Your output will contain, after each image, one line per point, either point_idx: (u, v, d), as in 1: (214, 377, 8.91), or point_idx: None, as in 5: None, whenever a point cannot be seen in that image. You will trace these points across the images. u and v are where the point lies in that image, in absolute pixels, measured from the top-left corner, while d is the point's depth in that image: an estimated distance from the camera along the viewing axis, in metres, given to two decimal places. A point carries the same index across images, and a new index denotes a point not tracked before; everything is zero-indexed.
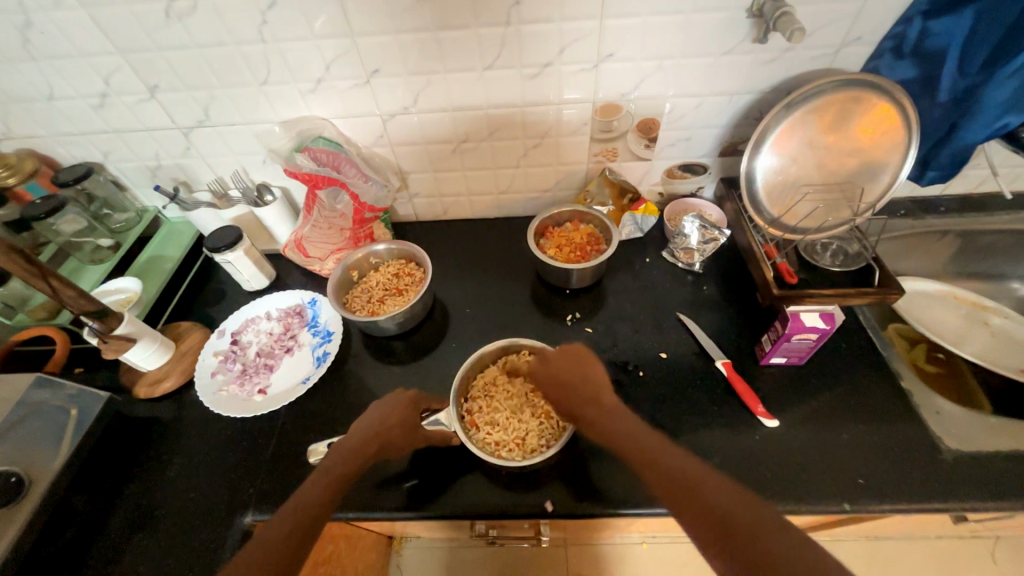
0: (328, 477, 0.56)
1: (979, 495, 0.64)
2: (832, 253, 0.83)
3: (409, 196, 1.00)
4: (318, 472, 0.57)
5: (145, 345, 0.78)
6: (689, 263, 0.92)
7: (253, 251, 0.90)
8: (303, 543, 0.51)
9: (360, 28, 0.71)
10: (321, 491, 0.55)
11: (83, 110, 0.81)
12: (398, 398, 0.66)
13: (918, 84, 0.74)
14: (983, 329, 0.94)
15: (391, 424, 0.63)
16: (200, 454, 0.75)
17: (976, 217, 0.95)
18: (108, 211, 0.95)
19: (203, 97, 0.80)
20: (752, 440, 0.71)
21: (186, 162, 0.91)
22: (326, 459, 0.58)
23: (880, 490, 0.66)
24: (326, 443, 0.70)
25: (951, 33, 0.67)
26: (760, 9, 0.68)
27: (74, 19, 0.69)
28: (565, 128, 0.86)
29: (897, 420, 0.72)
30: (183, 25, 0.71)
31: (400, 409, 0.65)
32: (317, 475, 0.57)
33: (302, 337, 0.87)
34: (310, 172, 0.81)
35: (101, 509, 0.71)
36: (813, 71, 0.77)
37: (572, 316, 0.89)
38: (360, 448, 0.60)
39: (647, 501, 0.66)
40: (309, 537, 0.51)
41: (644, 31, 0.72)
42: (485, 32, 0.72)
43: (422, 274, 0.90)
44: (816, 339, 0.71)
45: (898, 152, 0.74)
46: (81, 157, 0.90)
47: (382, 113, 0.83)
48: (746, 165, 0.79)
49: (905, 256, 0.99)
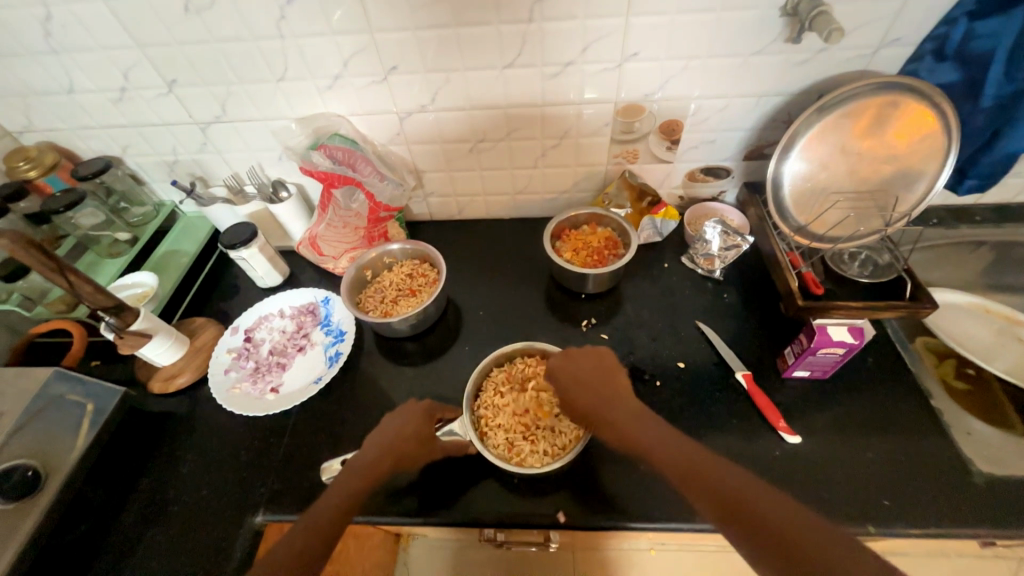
0: (344, 492, 0.56)
1: (1011, 522, 0.62)
2: (861, 263, 0.80)
3: (424, 195, 0.99)
4: (335, 487, 0.56)
5: (160, 341, 0.78)
6: (709, 270, 0.89)
7: (268, 248, 0.90)
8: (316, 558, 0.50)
9: (379, 25, 0.70)
10: (336, 507, 0.54)
11: (103, 104, 0.81)
12: (413, 408, 0.66)
13: (960, 88, 0.70)
14: (1016, 345, 0.90)
15: (407, 438, 0.62)
16: (213, 451, 0.76)
17: (1013, 227, 0.91)
18: (126, 205, 0.95)
19: (220, 93, 0.80)
20: (771, 455, 0.69)
21: (203, 157, 0.91)
22: (342, 473, 0.58)
23: (906, 512, 0.63)
24: (339, 461, 0.69)
25: (998, 35, 0.63)
26: (794, 8, 0.65)
27: (95, 13, 0.69)
28: (585, 129, 0.84)
29: (925, 439, 0.70)
30: (202, 20, 0.70)
31: (413, 420, 0.64)
32: (334, 490, 0.56)
33: (314, 336, 0.86)
34: (325, 170, 0.81)
35: (115, 503, 0.71)
36: (847, 73, 0.74)
37: (587, 321, 0.87)
38: (376, 462, 0.59)
39: (663, 515, 0.64)
40: (322, 553, 0.51)
41: (671, 30, 0.69)
42: (506, 29, 0.70)
43: (436, 275, 0.89)
44: (843, 354, 0.68)
45: (936, 159, 0.72)
46: (101, 151, 0.90)
47: (399, 111, 0.82)
48: (773, 170, 0.76)
49: (935, 266, 0.95)
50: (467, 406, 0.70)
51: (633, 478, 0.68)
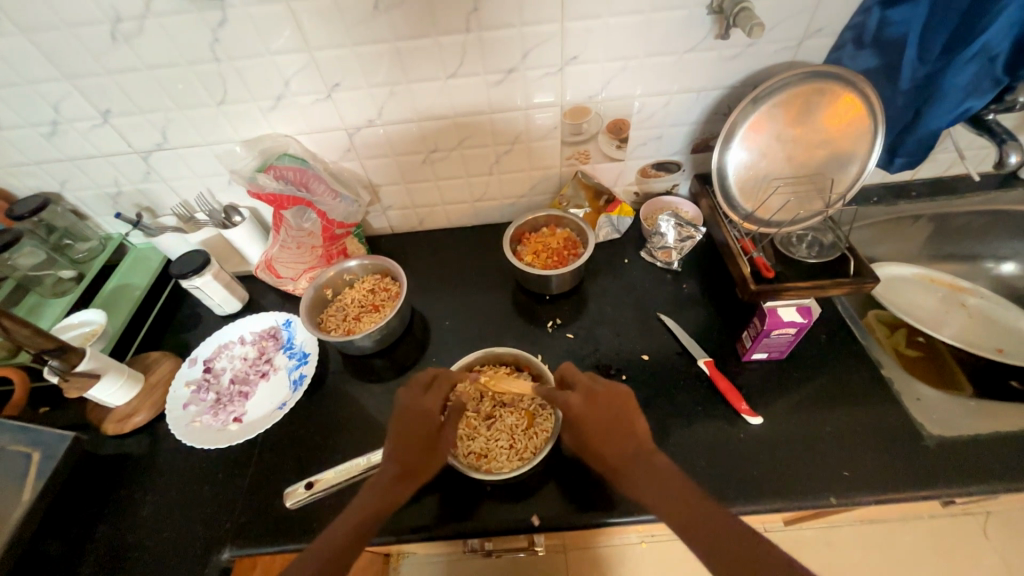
0: (361, 511, 0.57)
1: (962, 479, 0.65)
2: (808, 244, 0.84)
3: (382, 209, 0.98)
4: (352, 507, 0.58)
5: (111, 380, 0.75)
6: (668, 261, 0.91)
7: (223, 274, 0.87)
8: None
9: (317, 42, 0.69)
10: (350, 529, 0.56)
11: (35, 139, 0.78)
12: (418, 406, 0.64)
13: (880, 73, 0.74)
14: (960, 310, 0.95)
15: (422, 453, 0.62)
16: (175, 490, 0.73)
17: (947, 199, 0.96)
18: (70, 241, 0.91)
19: (159, 120, 0.77)
20: (737, 438, 0.71)
21: (148, 187, 0.88)
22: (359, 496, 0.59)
23: (865, 481, 0.66)
24: (302, 485, 0.69)
25: (909, 21, 0.67)
26: (719, 6, 0.68)
27: (16, 46, 0.67)
28: (536, 133, 0.85)
29: (880, 408, 0.72)
30: (131, 47, 0.68)
31: (424, 428, 0.63)
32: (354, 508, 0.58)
33: (277, 360, 0.85)
34: (274, 192, 0.80)
35: (72, 552, 0.68)
36: (776, 65, 0.77)
37: (553, 322, 0.87)
38: (393, 482, 0.59)
39: (634, 507, 0.65)
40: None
41: (607, 33, 0.71)
42: (446, 40, 0.70)
43: (398, 289, 0.88)
44: (795, 333, 0.71)
45: (864, 141, 0.75)
46: (37, 188, 0.86)
47: (348, 127, 0.81)
48: (717, 161, 0.78)
49: (880, 242, 1.00)
50: None
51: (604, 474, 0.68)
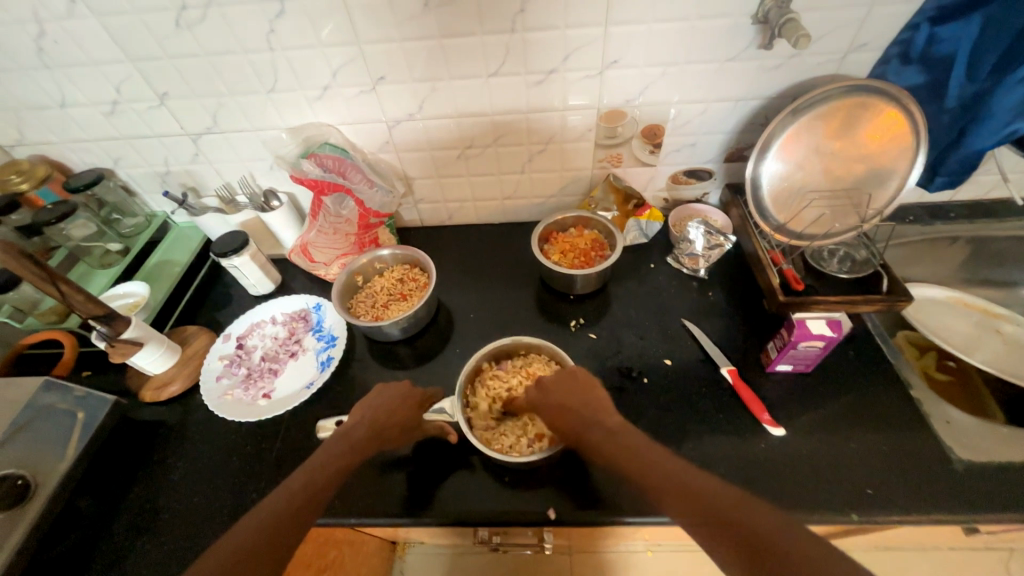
0: (334, 463, 0.58)
1: (991, 507, 0.63)
2: (839, 260, 0.83)
3: (414, 202, 1.00)
4: (320, 459, 0.58)
5: (152, 349, 0.79)
6: (694, 269, 0.91)
7: (259, 256, 0.90)
8: (299, 520, 0.52)
9: (367, 36, 0.72)
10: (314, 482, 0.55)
11: (95, 117, 0.82)
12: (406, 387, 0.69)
13: (926, 90, 0.74)
14: (994, 337, 0.92)
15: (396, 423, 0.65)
16: (205, 458, 0.76)
17: (987, 223, 0.94)
18: (118, 216, 0.96)
19: (211, 104, 0.81)
20: (758, 448, 0.71)
21: (195, 168, 0.92)
22: (325, 448, 0.60)
23: (889, 500, 0.65)
24: (334, 421, 0.72)
25: (958, 40, 0.67)
26: (765, 16, 0.68)
27: (86, 28, 0.71)
28: (570, 134, 0.86)
29: (907, 430, 0.71)
30: (192, 34, 0.72)
31: (400, 398, 0.67)
32: (321, 457, 0.58)
33: (306, 341, 0.87)
34: (315, 177, 0.82)
35: (105, 510, 0.71)
36: (818, 78, 0.77)
37: (575, 322, 0.88)
38: (366, 438, 0.62)
39: (651, 509, 0.65)
40: (300, 524, 0.52)
41: (649, 38, 0.72)
42: (490, 38, 0.72)
43: (426, 280, 0.90)
44: (823, 347, 0.70)
45: (906, 158, 0.74)
46: (93, 163, 0.91)
47: (388, 120, 0.84)
48: (752, 171, 0.78)
49: (913, 263, 0.98)
50: (459, 389, 0.72)
51: (621, 475, 0.68)
